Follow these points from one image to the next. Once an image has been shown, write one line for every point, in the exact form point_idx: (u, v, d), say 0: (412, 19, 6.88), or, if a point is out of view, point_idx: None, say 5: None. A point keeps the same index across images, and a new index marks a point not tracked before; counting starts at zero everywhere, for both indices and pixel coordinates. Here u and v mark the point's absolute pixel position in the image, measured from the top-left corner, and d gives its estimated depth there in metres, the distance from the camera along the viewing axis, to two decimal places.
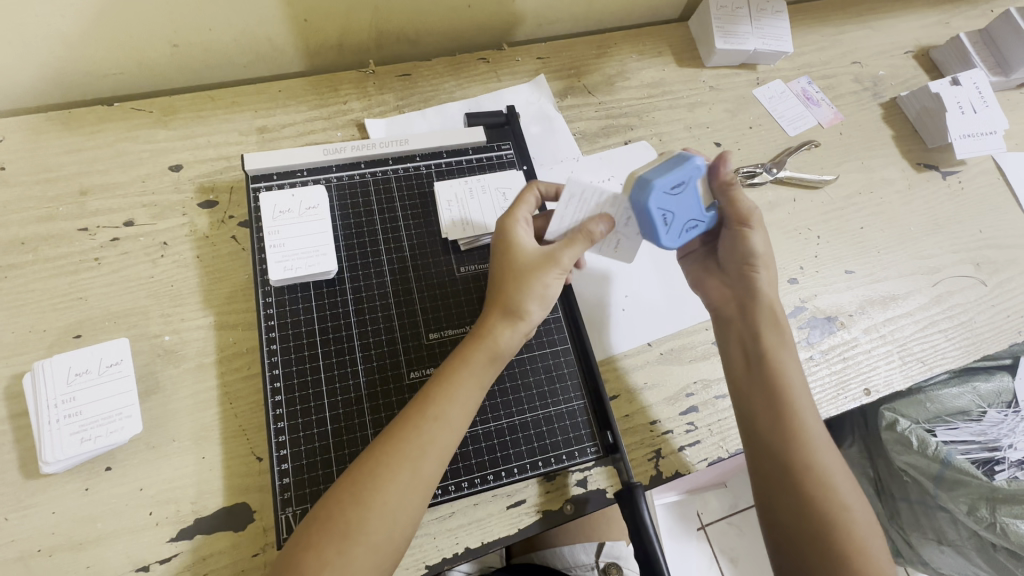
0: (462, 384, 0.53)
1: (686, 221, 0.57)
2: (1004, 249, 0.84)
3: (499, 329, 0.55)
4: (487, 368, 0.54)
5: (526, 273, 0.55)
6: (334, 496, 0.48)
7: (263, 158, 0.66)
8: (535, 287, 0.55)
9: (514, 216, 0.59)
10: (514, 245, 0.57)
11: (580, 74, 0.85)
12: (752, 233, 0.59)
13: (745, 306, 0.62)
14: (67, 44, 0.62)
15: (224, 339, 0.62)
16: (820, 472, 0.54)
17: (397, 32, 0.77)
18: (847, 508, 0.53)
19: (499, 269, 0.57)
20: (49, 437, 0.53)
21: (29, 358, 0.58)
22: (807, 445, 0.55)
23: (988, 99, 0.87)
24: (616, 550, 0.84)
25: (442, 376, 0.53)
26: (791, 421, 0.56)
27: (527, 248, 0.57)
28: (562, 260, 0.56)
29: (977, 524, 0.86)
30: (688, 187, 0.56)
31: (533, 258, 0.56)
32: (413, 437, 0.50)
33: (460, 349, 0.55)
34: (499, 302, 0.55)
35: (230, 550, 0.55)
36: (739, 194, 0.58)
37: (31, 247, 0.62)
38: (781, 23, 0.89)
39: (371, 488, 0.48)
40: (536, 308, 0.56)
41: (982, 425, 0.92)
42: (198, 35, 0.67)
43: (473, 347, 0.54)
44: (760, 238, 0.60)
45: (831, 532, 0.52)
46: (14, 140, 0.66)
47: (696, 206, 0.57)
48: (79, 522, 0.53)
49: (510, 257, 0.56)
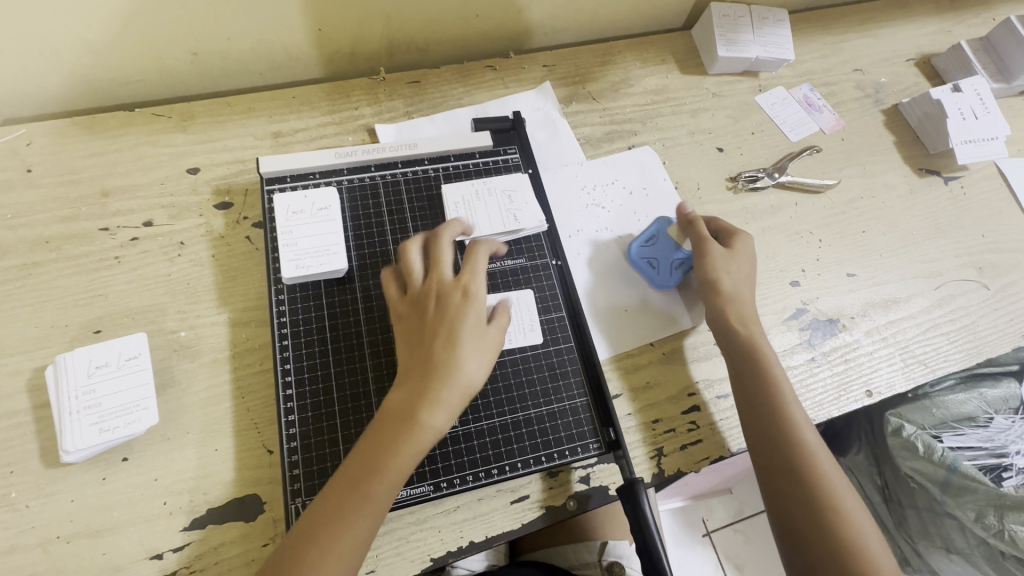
0: (398, 467, 0.50)
1: (670, 260, 0.74)
2: (1007, 254, 0.85)
3: (436, 409, 0.52)
4: (421, 450, 0.51)
5: (466, 352, 0.53)
6: (290, 552, 0.48)
7: (277, 161, 0.68)
8: (473, 366, 0.54)
9: (464, 285, 0.56)
10: (459, 317, 0.54)
11: (584, 82, 0.87)
12: (714, 255, 0.68)
13: (720, 325, 0.66)
14: (93, 52, 0.65)
15: (237, 336, 0.64)
16: (813, 474, 0.56)
17: (407, 40, 0.80)
18: (840, 506, 0.55)
19: (435, 347, 0.53)
20: (69, 427, 0.55)
21: (50, 353, 0.60)
22: (800, 447, 0.58)
23: (990, 105, 0.88)
24: (619, 550, 0.84)
25: (378, 456, 0.50)
26: (769, 437, 0.59)
27: (467, 328, 0.54)
28: (495, 340, 0.57)
29: (984, 530, 0.86)
30: (660, 237, 0.76)
31: (471, 339, 0.54)
32: (348, 513, 0.49)
33: (391, 426, 0.51)
34: (436, 378, 0.52)
35: (241, 540, 0.56)
36: (698, 226, 0.71)
37: (55, 246, 0.65)
38: (782, 31, 0.91)
39: (313, 561, 0.47)
40: (469, 385, 0.53)
41: (989, 431, 0.92)
42: (217, 43, 0.69)
43: (412, 425, 0.51)
44: (721, 257, 0.68)
45: (828, 526, 0.54)
46: (40, 143, 0.69)
47: (674, 249, 0.75)
48: (96, 511, 0.55)
49: (451, 338, 0.54)
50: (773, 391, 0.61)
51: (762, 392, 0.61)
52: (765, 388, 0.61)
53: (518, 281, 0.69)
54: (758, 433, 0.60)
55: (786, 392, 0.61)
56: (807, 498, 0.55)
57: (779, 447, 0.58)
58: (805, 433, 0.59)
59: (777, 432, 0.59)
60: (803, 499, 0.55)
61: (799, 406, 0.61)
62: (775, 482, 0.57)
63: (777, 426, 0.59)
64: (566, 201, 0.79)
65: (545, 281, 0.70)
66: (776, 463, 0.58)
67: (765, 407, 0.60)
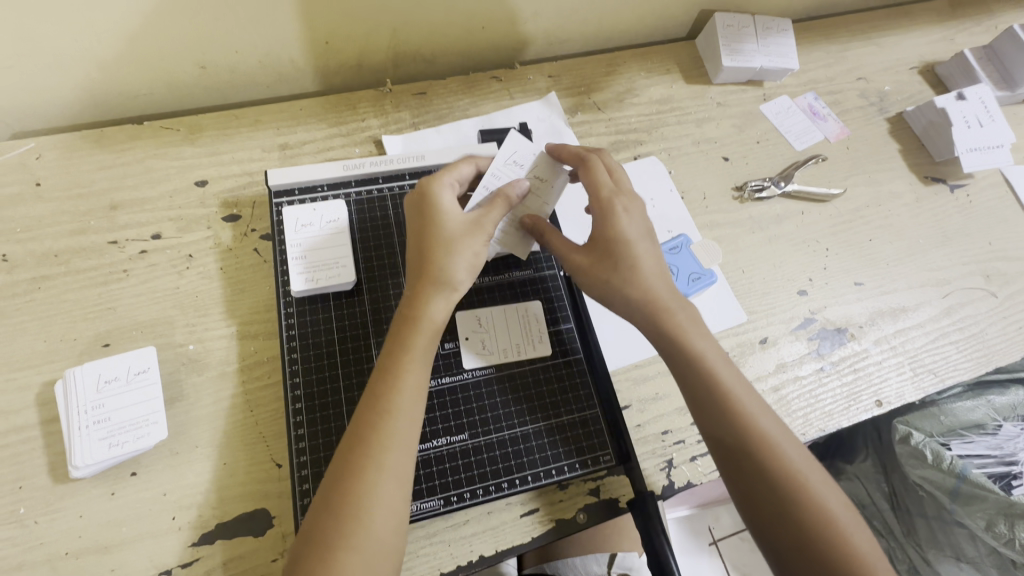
0: (412, 371, 0.53)
1: (687, 273, 0.76)
2: (1014, 261, 0.85)
3: (434, 301, 0.55)
4: (431, 342, 0.55)
5: (452, 243, 0.57)
6: (304, 554, 0.46)
7: (286, 173, 0.69)
8: (464, 253, 0.57)
9: (438, 187, 0.60)
10: (440, 209, 0.58)
11: (589, 92, 0.87)
12: (576, 257, 0.62)
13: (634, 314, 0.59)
14: (103, 67, 0.66)
15: (244, 349, 0.64)
16: (776, 460, 0.52)
17: (413, 52, 0.80)
18: (805, 488, 0.51)
19: (423, 232, 0.58)
20: (78, 441, 0.55)
21: (59, 366, 0.60)
22: (757, 433, 0.53)
23: (994, 113, 0.88)
24: (628, 561, 0.84)
25: (391, 360, 0.53)
26: (722, 427, 0.54)
27: (447, 216, 0.58)
28: (485, 224, 0.58)
29: (996, 540, 0.84)
30: (681, 252, 0.77)
31: (455, 227, 0.58)
32: (374, 427, 0.50)
33: (398, 329, 0.55)
34: (431, 273, 0.56)
35: (250, 555, 0.56)
36: (549, 234, 0.63)
37: (63, 259, 0.65)
38: (786, 41, 0.92)
39: (350, 529, 0.46)
40: (457, 276, 0.57)
41: (998, 439, 0.91)
42: (225, 57, 0.70)
43: (415, 324, 0.54)
44: (581, 256, 0.62)
45: (799, 515, 0.50)
46: (47, 157, 0.69)
47: (694, 265, 0.77)
48: (105, 526, 0.55)
49: (435, 225, 0.58)
50: (718, 388, 0.55)
51: (699, 379, 0.56)
52: (705, 377, 0.56)
53: (526, 292, 0.70)
54: (705, 425, 0.55)
55: (725, 372, 0.56)
56: (768, 485, 0.51)
57: (738, 448, 0.53)
58: (758, 420, 0.54)
59: (732, 428, 0.54)
60: (773, 495, 0.51)
61: (742, 383, 0.57)
62: (733, 473, 0.53)
63: (732, 422, 0.54)
64: (573, 212, 0.79)
65: (554, 293, 0.70)
66: (731, 463, 0.53)
67: (710, 397, 0.55)
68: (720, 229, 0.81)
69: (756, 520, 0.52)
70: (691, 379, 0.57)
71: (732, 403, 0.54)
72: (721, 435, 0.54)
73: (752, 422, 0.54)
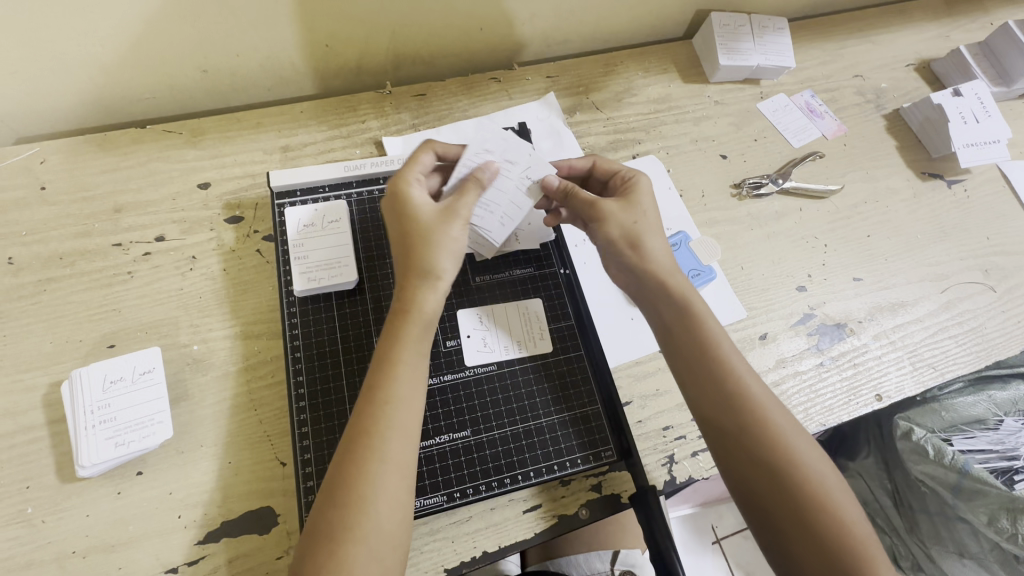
0: (408, 361, 0.53)
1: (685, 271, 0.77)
2: (1011, 256, 0.85)
3: (421, 291, 0.56)
4: (424, 331, 0.55)
5: (429, 233, 0.57)
6: (310, 548, 0.46)
7: (287, 175, 0.69)
8: (443, 241, 0.57)
9: (404, 182, 0.59)
10: (412, 204, 0.58)
11: (587, 91, 0.88)
12: (610, 212, 0.62)
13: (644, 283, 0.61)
14: (107, 71, 0.67)
15: (248, 348, 0.65)
16: (770, 436, 0.52)
17: (412, 54, 0.81)
18: (798, 464, 0.51)
19: (399, 229, 0.58)
20: (85, 441, 0.56)
21: (65, 367, 0.61)
22: (752, 410, 0.53)
23: (990, 108, 0.89)
24: (631, 559, 0.84)
25: (387, 353, 0.54)
26: (717, 405, 0.54)
27: (421, 210, 0.58)
28: (459, 210, 0.58)
29: (999, 535, 0.84)
30: (680, 250, 0.78)
31: (429, 217, 0.58)
32: (373, 418, 0.50)
33: (391, 322, 0.55)
34: (415, 267, 0.56)
35: (255, 553, 0.56)
36: (577, 192, 0.62)
37: (69, 262, 0.66)
38: (782, 39, 0.92)
39: (355, 519, 0.46)
40: (438, 263, 0.57)
41: (999, 434, 0.91)
42: (226, 61, 0.71)
43: (409, 314, 0.55)
44: (616, 211, 0.62)
45: (793, 492, 0.50)
46: (52, 161, 0.70)
47: (693, 262, 0.78)
48: (111, 525, 0.55)
49: (409, 221, 0.58)
50: (715, 366, 0.56)
51: (695, 357, 0.57)
52: (701, 355, 0.56)
53: (526, 290, 0.70)
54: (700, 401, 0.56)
55: (724, 350, 0.57)
56: (761, 462, 0.52)
57: (731, 426, 0.53)
58: (754, 398, 0.54)
59: (733, 422, 0.53)
60: (766, 472, 0.51)
61: (740, 362, 0.57)
62: (727, 451, 0.53)
63: (734, 416, 0.53)
64: None
65: (554, 291, 0.71)
66: (727, 441, 0.53)
67: (705, 376, 0.56)
68: (718, 226, 0.81)
69: (749, 498, 0.52)
70: (686, 356, 0.57)
71: (728, 381, 0.55)
72: (716, 414, 0.54)
73: (748, 400, 0.54)
